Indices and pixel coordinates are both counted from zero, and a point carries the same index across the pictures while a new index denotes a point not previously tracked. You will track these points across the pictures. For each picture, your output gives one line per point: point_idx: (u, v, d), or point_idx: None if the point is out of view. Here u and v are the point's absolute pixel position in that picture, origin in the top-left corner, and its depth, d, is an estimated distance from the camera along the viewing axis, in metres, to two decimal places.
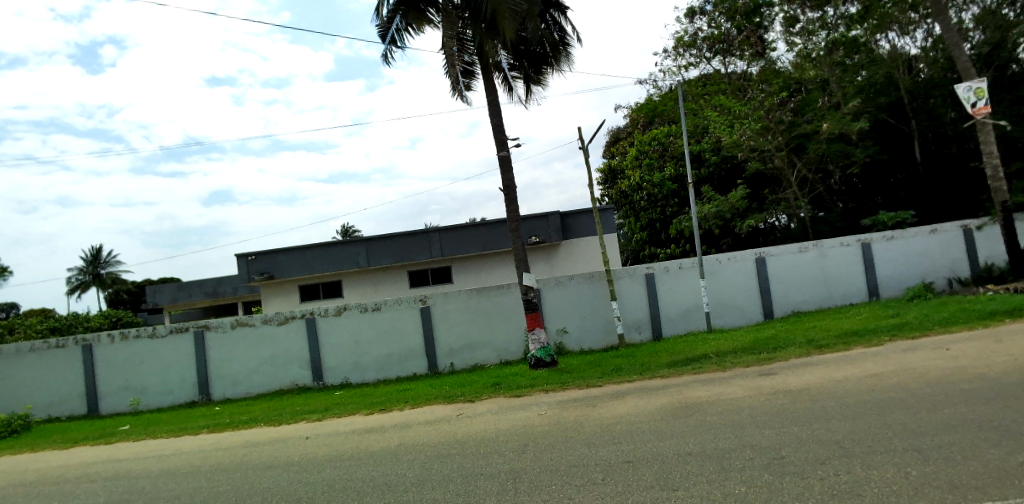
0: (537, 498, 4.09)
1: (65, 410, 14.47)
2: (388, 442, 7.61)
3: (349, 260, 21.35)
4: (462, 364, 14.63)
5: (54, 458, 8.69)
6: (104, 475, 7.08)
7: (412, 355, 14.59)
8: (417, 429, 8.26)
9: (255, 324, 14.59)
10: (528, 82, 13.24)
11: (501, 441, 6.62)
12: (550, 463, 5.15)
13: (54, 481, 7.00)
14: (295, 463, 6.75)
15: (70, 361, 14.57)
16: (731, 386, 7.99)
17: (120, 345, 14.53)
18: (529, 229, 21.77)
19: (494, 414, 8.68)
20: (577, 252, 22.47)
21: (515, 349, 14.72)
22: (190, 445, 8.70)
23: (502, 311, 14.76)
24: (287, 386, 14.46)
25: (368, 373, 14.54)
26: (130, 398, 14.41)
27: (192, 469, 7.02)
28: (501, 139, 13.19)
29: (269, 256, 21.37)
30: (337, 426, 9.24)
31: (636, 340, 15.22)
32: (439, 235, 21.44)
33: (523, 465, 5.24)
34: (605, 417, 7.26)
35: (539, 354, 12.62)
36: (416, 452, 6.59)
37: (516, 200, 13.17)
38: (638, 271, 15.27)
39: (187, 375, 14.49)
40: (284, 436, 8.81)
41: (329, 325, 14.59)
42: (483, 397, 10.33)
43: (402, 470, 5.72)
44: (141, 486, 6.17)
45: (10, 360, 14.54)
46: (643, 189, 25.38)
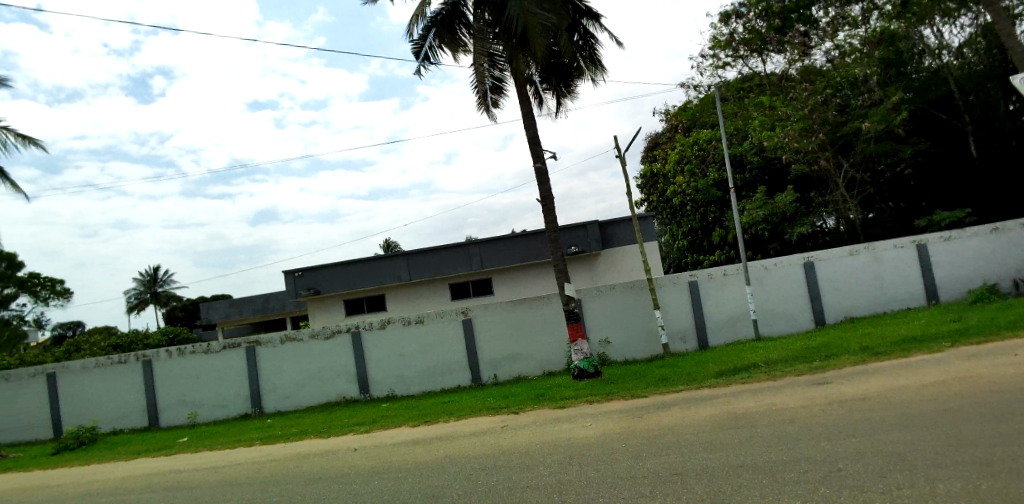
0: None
1: (127, 424, 15.26)
2: (437, 453, 7.74)
3: (392, 274, 21.80)
4: (505, 376, 14.68)
5: (123, 469, 9.17)
6: (169, 485, 7.47)
7: (456, 368, 14.75)
8: (460, 442, 8.33)
9: (304, 338, 15.04)
10: (557, 95, 13.44)
11: (548, 452, 6.63)
12: (594, 476, 5.14)
13: (124, 490, 7.41)
14: (343, 474, 7.01)
15: (132, 376, 15.36)
16: (780, 396, 7.76)
17: (178, 360, 15.24)
18: (569, 239, 21.68)
19: (540, 426, 8.66)
20: (618, 261, 22.36)
21: (558, 360, 14.68)
22: (245, 457, 9.05)
23: (543, 322, 14.76)
24: (335, 399, 14.85)
25: (414, 386, 14.77)
26: (187, 411, 15.08)
27: (249, 480, 7.30)
28: (538, 150, 13.29)
29: (314, 271, 21.95)
30: (384, 438, 9.46)
31: (682, 350, 14.94)
32: (479, 248, 21.69)
33: (570, 477, 5.24)
34: (653, 428, 7.17)
35: (583, 365, 12.53)
36: (458, 464, 6.72)
37: (552, 211, 13.21)
38: (680, 279, 15.03)
39: (241, 390, 15.05)
40: (334, 448, 9.07)
41: (374, 338, 14.92)
42: (528, 408, 10.35)
43: (447, 480, 5.86)
44: (199, 499, 6.47)
45: (79, 376, 15.43)
46: (688, 195, 24.91)
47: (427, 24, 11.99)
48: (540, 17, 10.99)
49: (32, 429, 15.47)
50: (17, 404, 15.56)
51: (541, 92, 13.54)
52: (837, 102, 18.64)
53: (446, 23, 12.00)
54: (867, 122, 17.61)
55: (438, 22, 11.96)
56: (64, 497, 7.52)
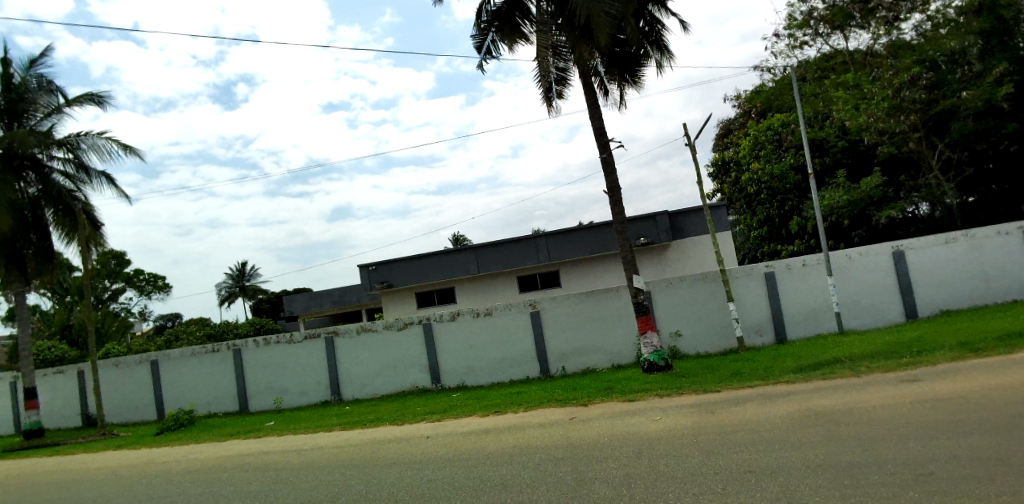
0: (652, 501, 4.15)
1: (221, 408, 16.59)
2: (506, 443, 7.95)
3: (460, 267, 22.33)
4: (573, 368, 14.72)
5: (222, 449, 10.05)
6: (262, 465, 8.13)
7: (524, 359, 14.95)
8: (528, 432, 8.49)
9: (379, 329, 15.75)
10: (622, 85, 13.19)
11: (615, 445, 6.64)
12: (662, 471, 5.10)
13: (224, 469, 8.13)
14: (417, 460, 7.36)
15: (224, 364, 16.68)
16: (864, 393, 7.34)
17: (264, 349, 16.40)
18: (636, 231, 21.26)
19: (607, 418, 8.66)
20: (689, 252, 21.75)
21: (627, 353, 14.54)
22: (327, 441, 9.65)
23: (611, 314, 14.65)
24: (408, 388, 15.46)
25: (483, 377, 15.11)
26: (274, 397, 16.20)
27: (330, 464, 7.79)
28: (603, 141, 13.16)
29: (388, 265, 22.82)
30: (454, 427, 9.78)
31: (758, 343, 14.36)
32: (546, 241, 21.78)
33: (638, 472, 5.23)
34: (725, 424, 7.00)
35: (652, 359, 12.36)
36: (525, 454, 6.88)
37: (620, 202, 13.06)
38: (755, 271, 14.44)
39: (321, 378, 15.99)
40: (408, 435, 9.49)
41: (445, 330, 15.38)
42: (595, 401, 10.36)
43: (515, 470, 6.03)
44: (286, 483, 6.97)
45: (180, 363, 16.93)
46: (763, 182, 23.78)
47: (490, 19, 12.16)
48: (604, 5, 10.83)
49: (141, 411, 17.16)
50: (128, 388, 17.30)
51: (605, 84, 13.33)
52: (927, 80, 17.03)
53: (508, 18, 12.09)
54: (965, 97, 16.42)
55: (500, 17, 12.09)
56: (172, 473, 8.34)
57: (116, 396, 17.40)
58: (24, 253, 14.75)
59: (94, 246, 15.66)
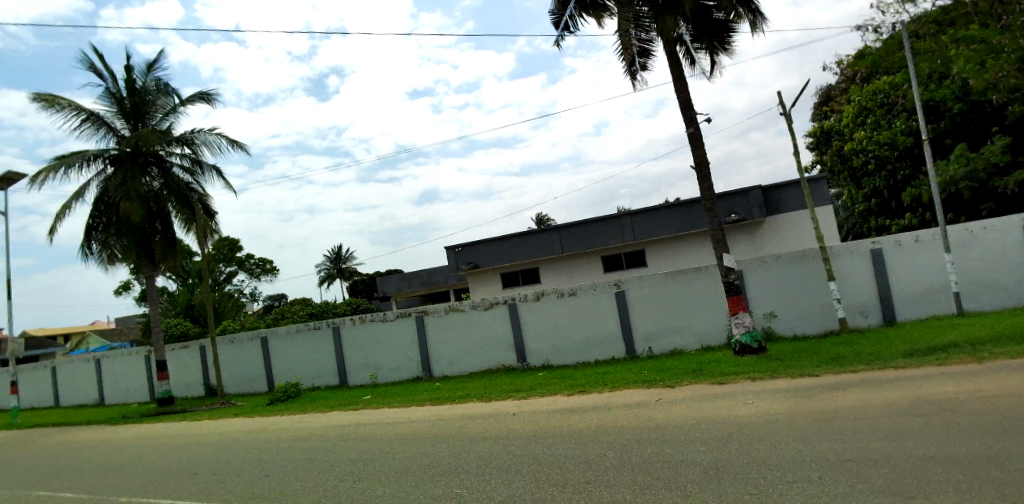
0: (745, 491, 4.06)
1: (323, 382, 17.84)
2: (592, 423, 7.94)
3: (545, 248, 22.36)
4: (660, 349, 14.36)
5: (327, 419, 10.86)
6: (361, 437, 8.68)
7: (609, 339, 14.79)
8: (613, 413, 8.40)
9: (465, 309, 16.20)
10: (711, 53, 12.44)
11: (705, 429, 6.42)
12: (754, 459, 4.86)
13: (327, 439, 8.76)
14: (508, 440, 7.57)
15: (325, 341, 17.89)
16: (992, 380, 6.56)
17: (359, 327, 17.40)
18: (727, 207, 20.20)
19: (696, 401, 8.39)
20: (785, 228, 20.38)
21: (717, 334, 13.95)
22: (420, 415, 10.11)
23: (700, 294, 14.09)
24: (495, 367, 15.81)
25: (568, 356, 15.13)
26: (370, 373, 17.19)
27: (422, 438, 8.17)
28: (690, 114, 12.54)
29: (473, 247, 23.28)
30: (541, 405, 9.90)
31: (863, 325, 13.24)
32: (631, 219, 21.28)
33: (729, 459, 5.01)
34: (826, 410, 6.53)
35: (744, 340, 11.78)
36: (612, 439, 6.86)
37: (708, 177, 12.43)
38: (860, 247, 13.27)
39: (413, 355, 16.74)
40: (495, 412, 9.73)
41: (530, 310, 15.53)
42: (683, 383, 10.05)
43: (603, 458, 6.09)
44: (382, 456, 7.38)
45: (287, 339, 18.38)
46: (869, 151, 21.55)
47: None
48: None
49: (255, 383, 18.85)
50: (243, 361, 19.05)
51: (692, 52, 12.64)
52: None
53: None
54: None
55: None
56: (283, 440, 9.12)
57: (233, 369, 19.21)
58: (153, 241, 16.47)
59: (210, 233, 17.26)
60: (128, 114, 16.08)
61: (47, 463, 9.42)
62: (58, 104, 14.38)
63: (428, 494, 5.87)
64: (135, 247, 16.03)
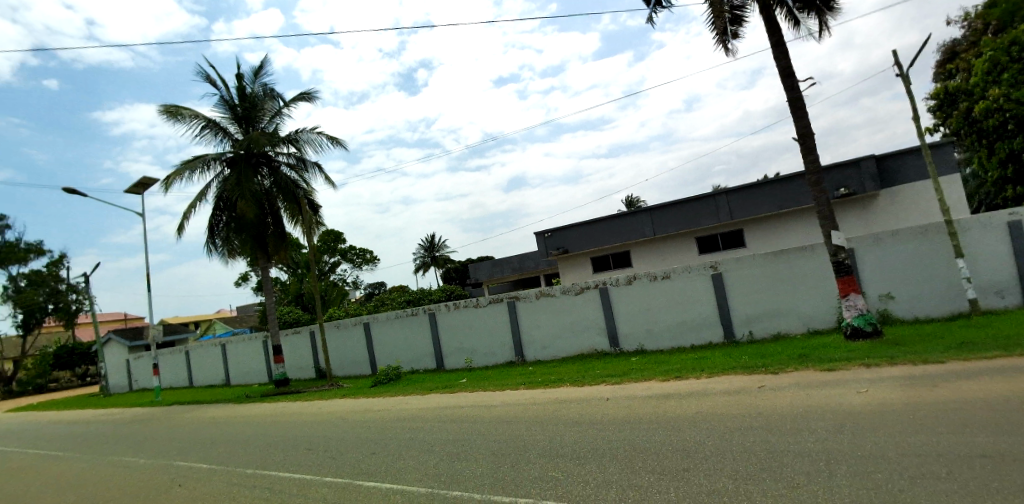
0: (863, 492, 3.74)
1: (421, 365, 18.68)
2: (688, 409, 7.70)
3: (636, 230, 21.84)
4: (761, 333, 13.58)
5: (427, 401, 11.41)
6: (458, 419, 9.02)
7: (705, 323, 14.20)
8: (711, 400, 8.08)
9: (556, 294, 16.25)
10: (816, 13, 11.41)
11: (813, 419, 6.01)
12: (871, 456, 4.46)
13: (428, 420, 9.19)
14: (603, 426, 7.53)
15: (422, 326, 18.71)
16: None
17: (454, 313, 18.02)
18: (835, 181, 18.57)
19: (802, 389, 7.85)
20: (906, 200, 18.39)
21: (825, 317, 12.95)
22: (515, 398, 10.33)
23: (805, 275, 13.13)
24: (587, 351, 15.74)
25: (662, 341, 14.72)
26: (465, 357, 17.76)
27: (516, 422, 8.34)
28: (791, 82, 11.61)
29: (561, 232, 23.23)
30: (634, 391, 9.74)
31: (1000, 307, 11.69)
32: (727, 198, 20.22)
33: (842, 456, 4.64)
34: (956, 400, 5.87)
35: (857, 323, 10.85)
36: (711, 426, 6.61)
37: (813, 149, 11.47)
38: (996, 219, 11.69)
39: (506, 339, 17.08)
40: (588, 396, 9.71)
41: (622, 295, 15.27)
42: (788, 369, 9.44)
43: (704, 446, 5.89)
44: (479, 439, 7.68)
45: (388, 324, 19.43)
46: (1005, 110, 18.75)
47: None
48: None
49: (361, 365, 20.13)
50: (350, 345, 20.39)
51: (795, 14, 11.67)
52: None
53: None
54: None
55: None
56: (387, 420, 9.70)
57: (341, 353, 20.63)
58: (266, 234, 17.94)
59: (316, 226, 18.58)
60: (240, 119, 17.57)
61: (189, 436, 10.67)
62: (182, 115, 16.02)
63: (525, 475, 5.98)
64: (251, 240, 17.53)
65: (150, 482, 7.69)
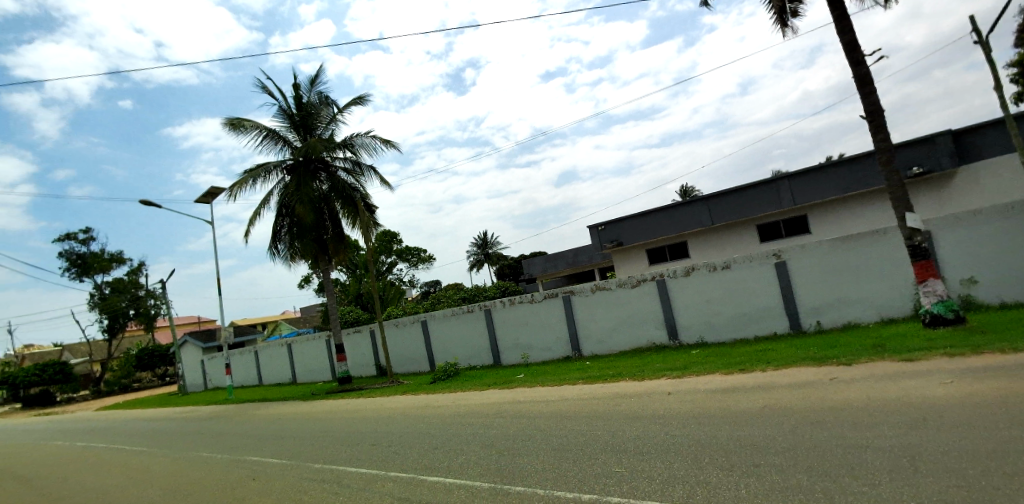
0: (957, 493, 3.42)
1: (479, 361, 18.83)
2: (754, 404, 7.36)
3: (692, 220, 21.18)
4: (830, 323, 12.84)
5: (485, 396, 11.49)
6: (516, 414, 9.02)
7: (769, 314, 13.58)
8: (778, 393, 7.70)
9: (613, 288, 15.98)
10: None
11: (892, 413, 5.60)
12: (962, 453, 4.09)
13: (488, 415, 9.23)
14: (666, 421, 7.32)
15: (478, 322, 18.87)
16: None
17: (509, 309, 18.08)
18: (906, 160, 17.34)
19: (879, 380, 7.35)
20: (990, 176, 16.92)
21: (901, 305, 12.09)
22: (572, 393, 10.23)
23: (877, 260, 12.30)
24: (645, 345, 15.39)
25: (723, 333, 14.20)
26: (522, 352, 17.78)
27: (573, 418, 8.25)
28: (856, 56, 10.89)
29: (615, 225, 22.85)
30: (695, 385, 9.43)
31: None
32: (789, 183, 19.26)
33: (929, 453, 4.28)
34: None
35: (936, 310, 10.07)
36: (782, 420, 6.29)
37: (884, 127, 10.72)
38: None
39: (562, 334, 16.97)
40: (646, 391, 9.48)
41: (680, 286, 14.85)
42: (862, 360, 8.87)
43: (776, 440, 5.62)
44: (538, 435, 7.64)
45: (445, 322, 19.71)
46: None
47: None
48: None
49: (420, 362, 20.53)
50: (409, 343, 20.83)
51: None
52: None
53: None
54: None
55: None
56: (446, 416, 9.83)
57: (400, 350, 21.10)
58: (326, 237, 18.53)
59: (373, 227, 19.05)
60: (298, 127, 18.21)
61: (262, 432, 11.19)
62: (245, 126, 16.79)
63: (586, 471, 5.87)
64: (312, 244, 18.16)
65: (228, 475, 8.10)
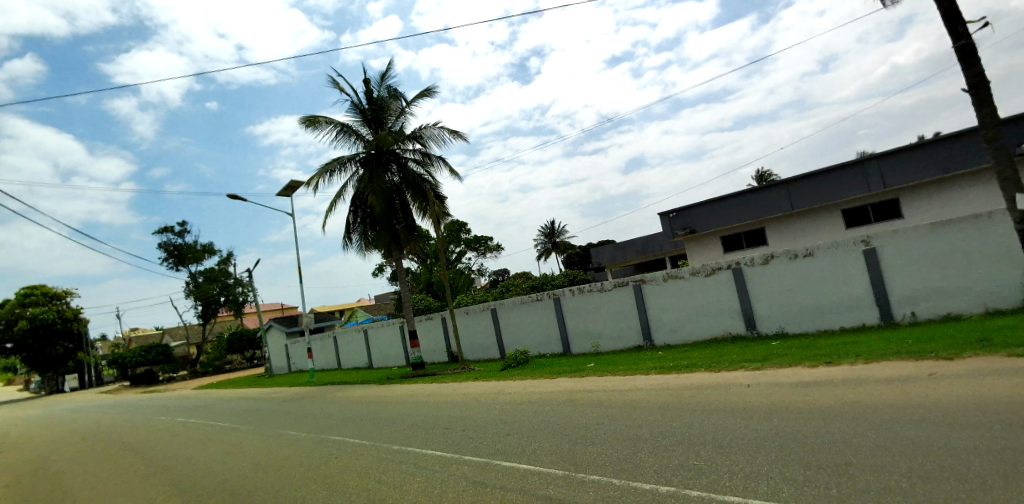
0: None
1: (548, 349, 18.85)
2: (847, 398, 6.90)
3: (769, 206, 20.17)
4: (927, 314, 11.85)
5: (559, 384, 11.47)
6: (591, 403, 8.93)
7: (856, 304, 12.71)
8: (872, 388, 7.16)
9: (686, 276, 15.50)
10: None
11: (1008, 414, 5.05)
12: None
13: (564, 403, 9.20)
14: (747, 414, 7.01)
15: (547, 311, 18.88)
16: None
17: (578, 297, 17.96)
18: (1016, 136, 15.67)
19: (993, 377, 6.66)
20: None
21: (1012, 295, 10.94)
22: (647, 383, 10.01)
23: (983, 246, 11.17)
24: (721, 335, 14.85)
25: (805, 324, 13.45)
26: (592, 341, 17.63)
27: (649, 408, 8.07)
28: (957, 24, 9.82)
29: (687, 212, 22.15)
30: (780, 376, 8.97)
31: None
32: (877, 164, 17.93)
33: None
34: None
35: None
36: (877, 417, 5.84)
37: (989, 100, 9.65)
38: None
39: (632, 323, 16.67)
40: (726, 382, 9.12)
41: (757, 275, 14.18)
42: (968, 354, 8.10)
43: (870, 439, 5.23)
44: (614, 424, 7.56)
45: (514, 309, 19.86)
46: None
47: None
48: None
49: (490, 350, 20.82)
50: (479, 330, 21.16)
51: None
52: None
53: None
54: None
55: None
56: (520, 402, 9.89)
57: (471, 337, 21.47)
58: (397, 227, 18.99)
59: (442, 217, 19.39)
60: (369, 121, 18.77)
61: (344, 413, 11.75)
62: (319, 122, 17.49)
63: (662, 463, 5.72)
64: (385, 234, 18.73)
65: (314, 453, 8.55)
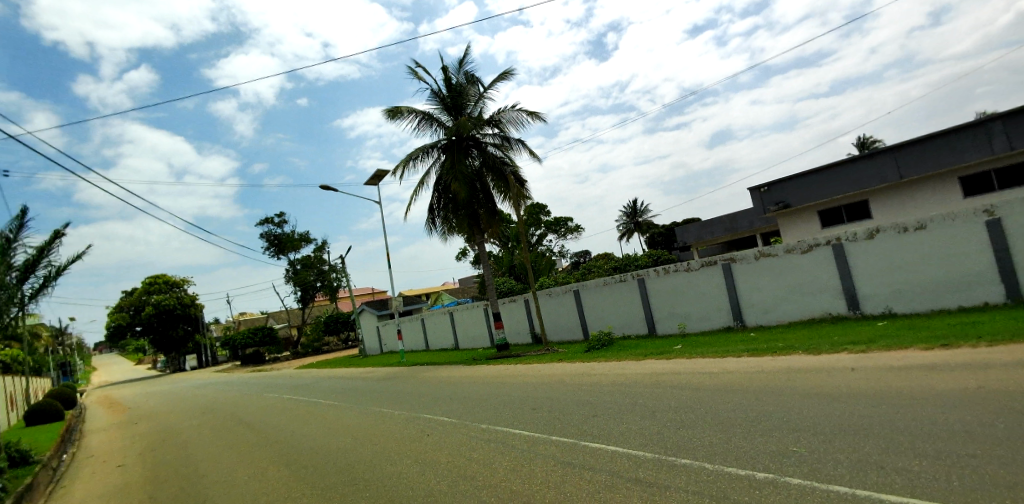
0: None
1: (632, 330, 18.59)
2: (975, 383, 6.27)
3: (874, 176, 18.59)
4: None
5: (650, 365, 11.27)
6: (683, 384, 8.72)
7: (978, 280, 11.47)
8: (1005, 372, 6.45)
9: (779, 253, 14.67)
10: None
11: None
12: None
13: (656, 384, 9.04)
14: (855, 399, 6.54)
15: (631, 292, 18.58)
16: None
17: (663, 278, 17.52)
18: None
19: None
20: None
21: None
22: (743, 365, 9.61)
23: None
24: (819, 315, 13.97)
25: (917, 303, 12.34)
26: (678, 322, 17.17)
27: (745, 390, 7.77)
28: None
29: (779, 186, 20.91)
30: (894, 359, 8.29)
31: None
32: (1002, 125, 16.31)
33: None
34: None
35: None
36: (1010, 405, 5.25)
37: None
38: None
39: (721, 304, 16.05)
40: (831, 365, 8.57)
41: (861, 251, 13.15)
42: None
43: (999, 429, 4.72)
44: (711, 406, 7.34)
45: (598, 291, 19.71)
46: None
47: None
48: None
49: (573, 331, 20.83)
50: (562, 312, 21.20)
51: None
52: None
53: None
54: None
55: None
56: (609, 383, 9.83)
57: (553, 319, 21.58)
58: (480, 212, 19.37)
59: (523, 199, 19.50)
60: (449, 108, 19.11)
61: (437, 392, 12.23)
62: (402, 112, 18.02)
63: (758, 449, 5.49)
64: (467, 218, 19.12)
65: (410, 429, 8.98)
